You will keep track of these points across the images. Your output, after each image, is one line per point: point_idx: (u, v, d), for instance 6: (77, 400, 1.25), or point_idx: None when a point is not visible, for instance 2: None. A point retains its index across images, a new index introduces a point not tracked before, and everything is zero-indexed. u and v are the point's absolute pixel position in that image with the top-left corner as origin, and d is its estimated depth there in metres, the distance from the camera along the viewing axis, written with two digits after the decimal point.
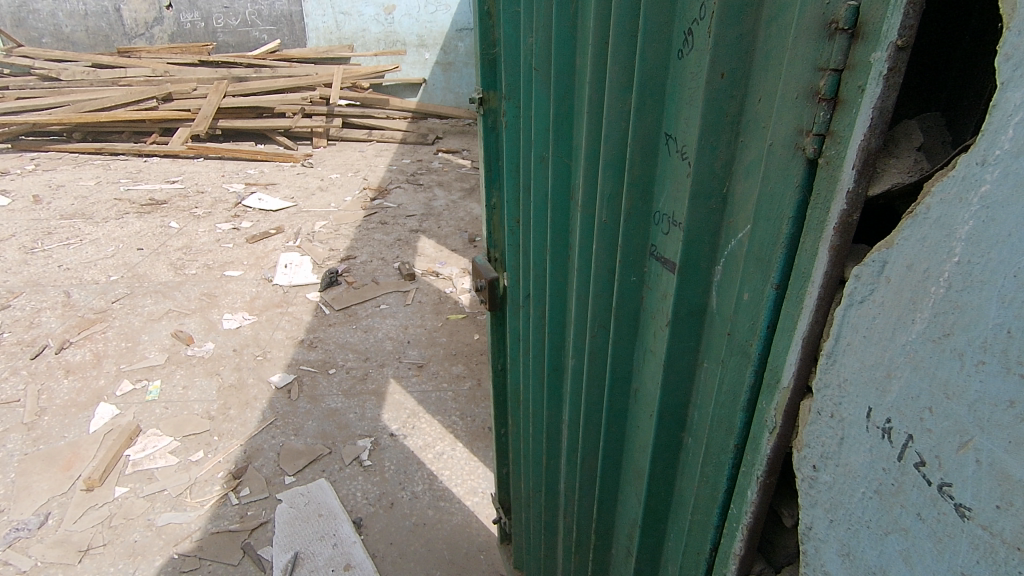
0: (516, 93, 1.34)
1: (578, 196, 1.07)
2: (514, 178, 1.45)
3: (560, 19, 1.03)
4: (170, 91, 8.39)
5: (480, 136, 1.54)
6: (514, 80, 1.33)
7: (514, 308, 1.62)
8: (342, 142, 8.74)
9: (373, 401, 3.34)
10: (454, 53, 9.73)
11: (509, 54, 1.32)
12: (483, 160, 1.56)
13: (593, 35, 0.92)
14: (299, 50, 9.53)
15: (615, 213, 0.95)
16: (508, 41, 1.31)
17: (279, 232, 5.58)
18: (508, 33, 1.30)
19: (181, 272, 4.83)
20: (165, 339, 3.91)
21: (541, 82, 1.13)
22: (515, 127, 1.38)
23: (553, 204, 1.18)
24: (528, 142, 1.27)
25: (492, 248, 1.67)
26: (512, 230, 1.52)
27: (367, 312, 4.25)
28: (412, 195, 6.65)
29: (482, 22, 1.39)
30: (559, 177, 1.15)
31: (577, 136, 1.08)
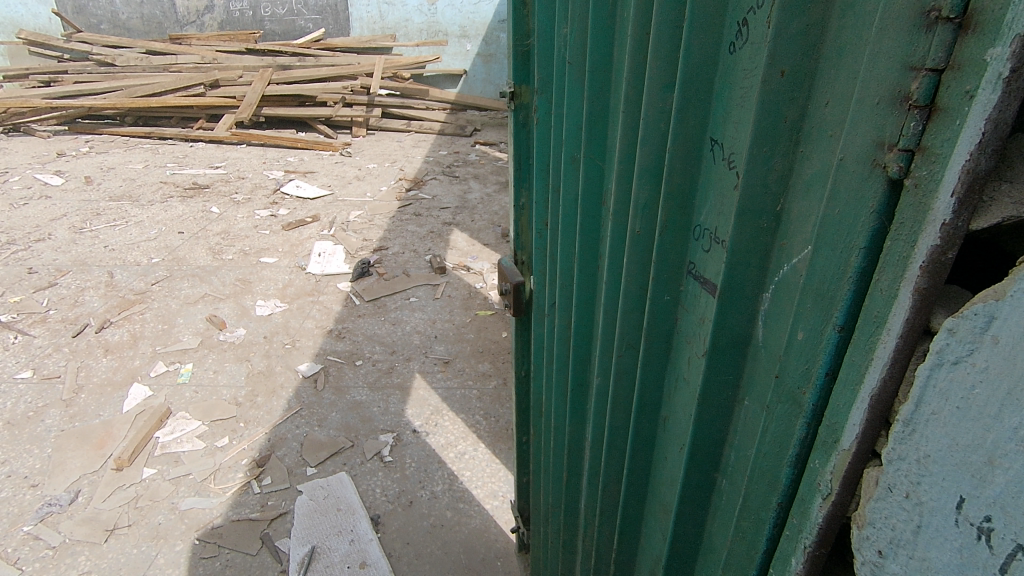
0: (548, 88, 1.26)
1: (611, 204, 0.98)
2: (544, 179, 1.36)
3: (597, 9, 0.93)
4: (218, 78, 8.58)
5: (511, 133, 1.46)
6: (547, 76, 1.24)
7: (539, 314, 1.54)
8: (381, 132, 8.79)
9: (397, 395, 3.32)
10: (496, 44, 9.66)
11: (542, 46, 1.23)
12: (513, 158, 1.48)
13: (634, 26, 0.82)
14: (342, 39, 9.62)
15: (651, 225, 0.86)
16: (541, 29, 1.22)
17: (315, 221, 5.63)
18: (541, 22, 1.21)
19: (219, 257, 4.92)
20: (200, 323, 3.98)
21: (575, 76, 1.04)
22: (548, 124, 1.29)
23: (583, 209, 1.09)
24: (559, 142, 1.19)
25: (519, 251, 1.60)
26: (540, 233, 1.43)
27: (396, 305, 4.24)
28: (447, 187, 6.63)
29: (516, 11, 1.31)
30: (590, 181, 1.06)
31: (612, 137, 0.99)
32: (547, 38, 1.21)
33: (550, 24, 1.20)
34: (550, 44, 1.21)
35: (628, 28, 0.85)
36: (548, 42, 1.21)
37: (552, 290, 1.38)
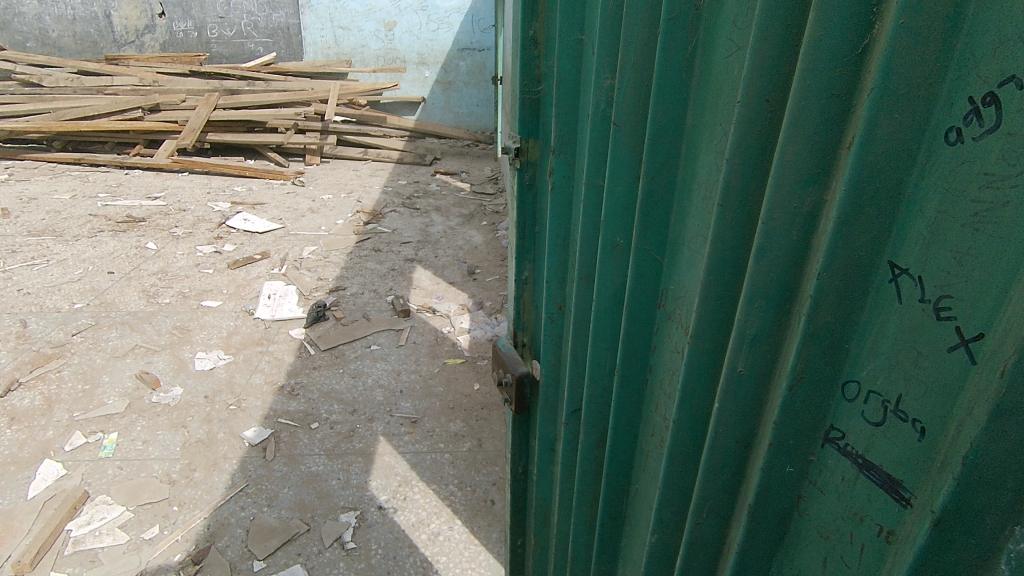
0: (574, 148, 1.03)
1: (685, 318, 0.75)
2: (559, 256, 1.12)
3: (665, 61, 0.71)
4: (158, 101, 8.03)
5: (511, 196, 1.22)
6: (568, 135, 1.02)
7: (551, 415, 1.27)
8: (336, 160, 8.43)
9: (360, 464, 2.96)
10: (455, 72, 9.50)
11: (564, 99, 1.00)
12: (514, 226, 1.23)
13: (748, 90, 0.61)
14: (295, 63, 9.25)
15: (770, 360, 0.63)
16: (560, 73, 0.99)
17: (265, 258, 5.20)
18: (563, 66, 0.99)
19: (154, 301, 4.42)
20: (128, 381, 3.50)
21: (622, 141, 0.81)
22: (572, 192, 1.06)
23: (630, 313, 0.85)
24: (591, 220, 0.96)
25: (520, 330, 1.34)
26: (550, 322, 1.17)
27: (356, 354, 3.87)
28: (408, 220, 6.32)
29: (526, 52, 1.10)
30: (643, 277, 0.82)
31: (677, 226, 0.76)
32: (573, 86, 0.99)
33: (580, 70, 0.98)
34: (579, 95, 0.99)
35: (733, 93, 0.64)
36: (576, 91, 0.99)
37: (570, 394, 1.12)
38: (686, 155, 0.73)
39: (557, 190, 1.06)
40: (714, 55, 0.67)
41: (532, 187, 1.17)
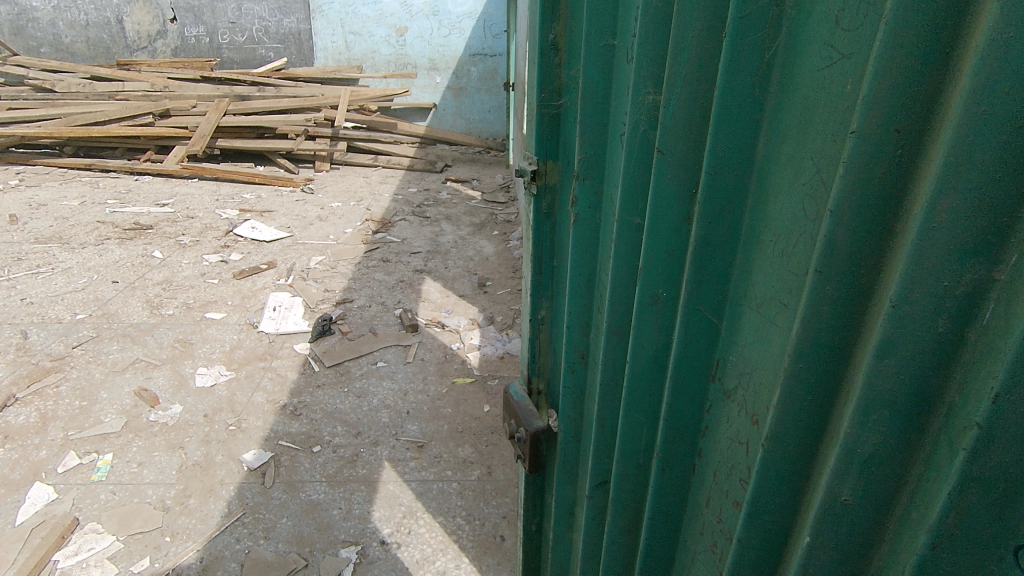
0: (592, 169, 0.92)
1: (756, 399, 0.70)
2: (580, 296, 1.00)
3: (729, 87, 0.67)
4: (169, 107, 7.99)
5: (527, 224, 1.08)
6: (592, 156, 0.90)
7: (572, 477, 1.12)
8: (346, 166, 8.34)
9: (362, 492, 2.82)
10: (467, 78, 9.42)
11: (588, 113, 0.89)
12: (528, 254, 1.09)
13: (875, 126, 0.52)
14: (306, 69, 9.20)
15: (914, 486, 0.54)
16: (587, 83, 0.88)
17: (271, 267, 5.10)
18: (589, 78, 0.87)
19: (157, 312, 4.31)
20: (126, 397, 3.38)
21: (669, 175, 0.76)
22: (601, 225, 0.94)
23: (677, 375, 0.81)
24: (621, 258, 0.87)
25: (534, 376, 1.19)
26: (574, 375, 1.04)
27: (361, 371, 3.74)
28: (417, 229, 6.20)
29: (543, 57, 0.95)
30: (700, 338, 0.78)
31: (746, 283, 0.71)
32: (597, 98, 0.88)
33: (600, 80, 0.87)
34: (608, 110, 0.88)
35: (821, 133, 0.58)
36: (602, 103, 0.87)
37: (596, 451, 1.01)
38: (754, 195, 0.68)
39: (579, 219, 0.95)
40: (791, 89, 0.62)
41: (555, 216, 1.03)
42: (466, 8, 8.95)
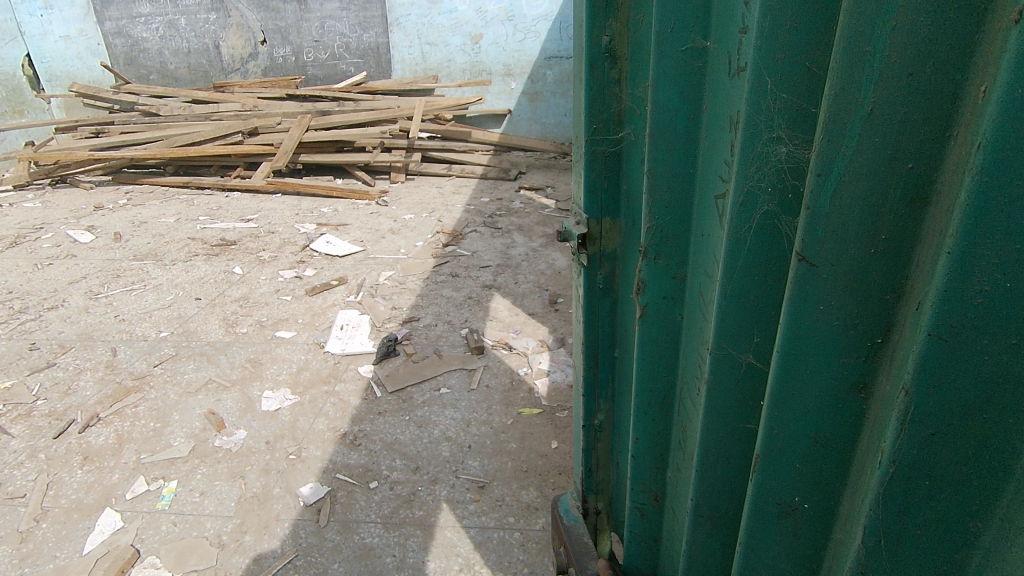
0: (740, 241, 0.87)
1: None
2: (662, 326, 1.15)
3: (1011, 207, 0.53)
4: (257, 125, 8.36)
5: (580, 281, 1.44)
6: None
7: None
8: (421, 176, 8.35)
9: (418, 538, 2.62)
10: (542, 82, 9.19)
11: (665, 148, 1.00)
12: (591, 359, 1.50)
13: None
14: (384, 82, 9.36)
15: None
16: (659, 111, 0.99)
17: (342, 284, 5.08)
18: (663, 102, 0.97)
19: (232, 330, 4.38)
20: (196, 420, 3.40)
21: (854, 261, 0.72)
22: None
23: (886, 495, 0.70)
24: (817, 351, 0.79)
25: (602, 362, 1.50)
26: (640, 496, 1.35)
27: (424, 398, 3.56)
28: (488, 241, 6.02)
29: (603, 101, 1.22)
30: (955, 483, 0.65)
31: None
32: (751, 160, 0.81)
33: (752, 132, 0.80)
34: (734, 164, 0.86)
35: None
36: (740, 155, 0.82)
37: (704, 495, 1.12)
38: None
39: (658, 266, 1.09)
40: None
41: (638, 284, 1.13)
42: (541, 10, 8.72)
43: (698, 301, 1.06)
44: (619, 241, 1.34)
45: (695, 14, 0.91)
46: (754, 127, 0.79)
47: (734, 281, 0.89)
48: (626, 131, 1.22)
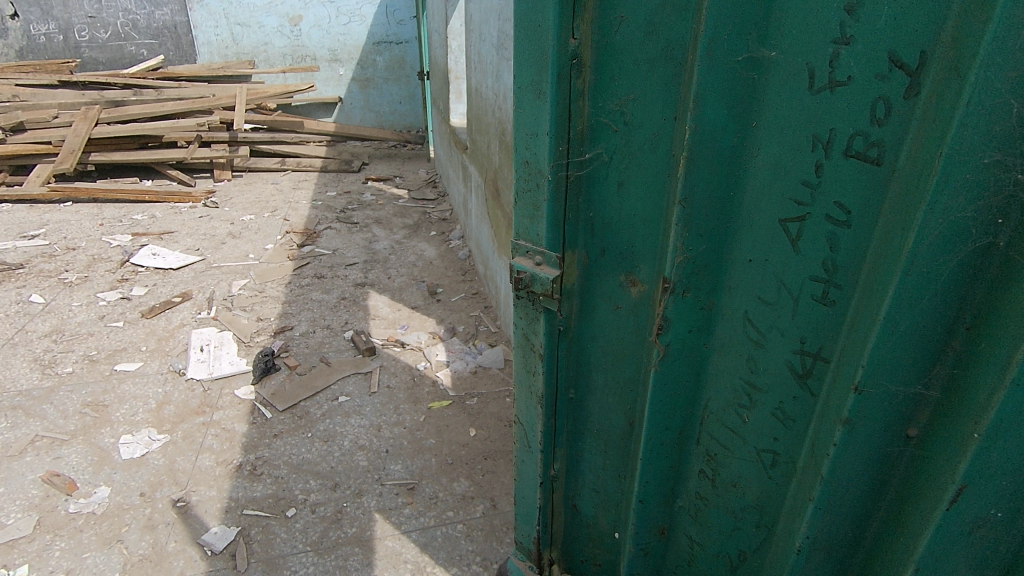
0: (934, 272, 0.83)
1: None
2: (685, 358, 1.24)
3: None
4: (22, 120, 6.77)
5: (541, 325, 1.45)
6: (632, 215, 1.26)
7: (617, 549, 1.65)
8: (250, 172, 7.56)
9: (358, 556, 2.46)
10: (373, 68, 8.84)
11: (707, 170, 1.07)
12: (547, 406, 1.55)
13: None
14: (188, 67, 8.22)
15: None
16: (702, 130, 1.04)
17: (186, 299, 4.43)
18: (710, 118, 1.04)
19: (51, 371, 3.58)
20: (32, 488, 2.74)
21: None
22: (652, 255, 1.26)
23: None
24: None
25: (568, 388, 1.54)
26: (647, 537, 1.47)
27: (323, 411, 3.30)
28: (347, 237, 5.69)
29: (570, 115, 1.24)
30: None
31: None
32: (959, 191, 0.78)
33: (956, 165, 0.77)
34: (920, 189, 0.81)
35: None
36: (909, 181, 0.84)
37: (744, 534, 1.31)
38: None
39: (689, 299, 1.17)
40: None
41: (662, 323, 1.20)
42: None
43: (734, 320, 1.17)
44: (578, 278, 1.39)
45: (754, 20, 0.97)
46: (965, 153, 0.76)
47: (907, 316, 0.86)
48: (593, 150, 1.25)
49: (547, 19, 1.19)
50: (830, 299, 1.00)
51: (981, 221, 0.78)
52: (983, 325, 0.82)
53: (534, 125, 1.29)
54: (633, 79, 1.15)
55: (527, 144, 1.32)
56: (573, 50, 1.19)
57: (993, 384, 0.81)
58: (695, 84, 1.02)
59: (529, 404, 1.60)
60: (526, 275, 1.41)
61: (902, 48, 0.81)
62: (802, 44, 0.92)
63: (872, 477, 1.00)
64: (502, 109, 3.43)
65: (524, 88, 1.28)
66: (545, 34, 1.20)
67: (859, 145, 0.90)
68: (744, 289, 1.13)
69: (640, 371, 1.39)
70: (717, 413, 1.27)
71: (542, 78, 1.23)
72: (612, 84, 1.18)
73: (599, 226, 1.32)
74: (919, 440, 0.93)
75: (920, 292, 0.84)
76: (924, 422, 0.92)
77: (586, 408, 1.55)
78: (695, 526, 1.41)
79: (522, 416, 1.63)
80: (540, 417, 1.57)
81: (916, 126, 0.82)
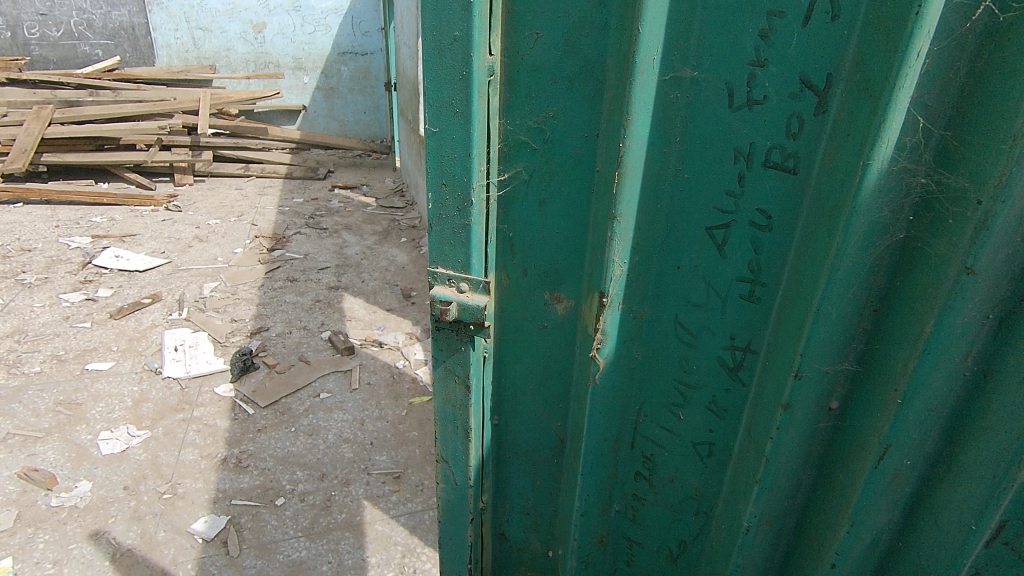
0: (858, 263, 0.84)
1: None
2: (620, 374, 1.12)
3: None
4: None
5: (467, 364, 1.19)
6: (553, 233, 1.10)
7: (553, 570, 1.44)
8: (213, 178, 7.47)
9: (349, 539, 2.55)
10: (337, 78, 8.89)
11: (639, 181, 0.97)
12: (475, 438, 1.28)
13: None
14: (146, 69, 8.06)
15: None
16: (634, 147, 0.94)
17: (156, 301, 4.39)
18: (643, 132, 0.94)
19: (18, 371, 3.51)
20: (8, 484, 2.71)
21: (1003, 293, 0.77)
22: (580, 269, 1.11)
23: None
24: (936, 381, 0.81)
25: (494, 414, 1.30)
26: (587, 549, 1.31)
27: (305, 407, 3.37)
28: (317, 242, 5.74)
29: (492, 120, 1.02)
30: None
31: None
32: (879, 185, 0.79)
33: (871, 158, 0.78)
34: (845, 179, 0.81)
35: None
36: (828, 186, 0.84)
37: (682, 525, 1.24)
38: None
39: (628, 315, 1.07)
40: None
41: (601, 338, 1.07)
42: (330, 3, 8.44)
43: (663, 326, 1.09)
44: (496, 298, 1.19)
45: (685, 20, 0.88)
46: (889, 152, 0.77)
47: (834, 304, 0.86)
48: (518, 166, 1.06)
49: (469, 33, 0.93)
50: (756, 297, 0.98)
51: (896, 214, 0.81)
52: (890, 306, 0.85)
53: (455, 153, 1.02)
54: (556, 92, 0.99)
55: (444, 167, 1.04)
56: (491, 65, 0.98)
57: (906, 356, 0.83)
58: (627, 104, 0.91)
59: (456, 443, 1.29)
60: (450, 307, 1.13)
61: (809, 70, 0.82)
62: (719, 60, 0.88)
63: (802, 451, 0.99)
64: None
65: (432, 104, 1.00)
66: (457, 47, 0.95)
67: (776, 156, 0.89)
68: (671, 297, 1.06)
69: (570, 386, 1.22)
70: (651, 415, 1.17)
71: (461, 96, 0.98)
72: (526, 99, 1.01)
73: (515, 244, 1.13)
74: (840, 411, 0.95)
75: (848, 281, 0.85)
76: (841, 393, 0.94)
77: (511, 431, 1.33)
78: (641, 531, 1.29)
79: (445, 452, 1.32)
80: (472, 450, 1.28)
81: (831, 137, 0.83)
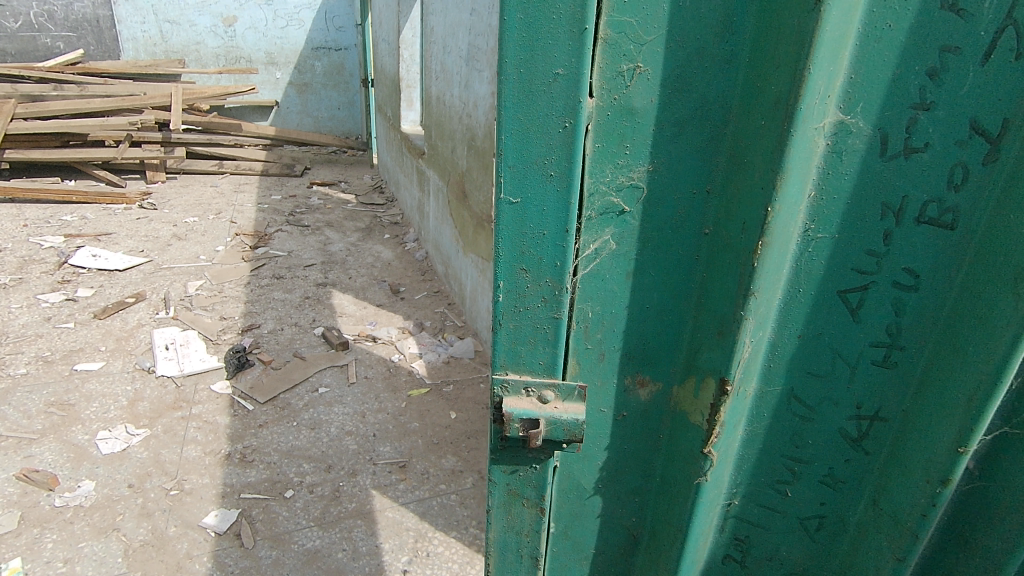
0: None
1: None
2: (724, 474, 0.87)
3: None
4: None
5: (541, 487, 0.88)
6: (643, 315, 0.80)
7: None
8: (185, 175, 7.32)
9: (362, 527, 2.61)
10: (310, 73, 8.79)
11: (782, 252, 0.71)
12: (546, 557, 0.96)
13: None
14: (111, 62, 7.82)
15: None
16: (783, 213, 0.68)
17: (140, 300, 4.32)
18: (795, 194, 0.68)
19: (3, 373, 3.43)
20: (8, 486, 2.67)
21: None
22: (678, 345, 0.83)
23: None
24: None
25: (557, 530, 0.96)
26: None
27: (305, 402, 3.39)
28: (300, 240, 5.71)
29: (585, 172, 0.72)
30: None
31: None
32: None
33: None
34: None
35: None
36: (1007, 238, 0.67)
37: None
38: None
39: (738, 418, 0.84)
40: None
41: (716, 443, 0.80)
42: None
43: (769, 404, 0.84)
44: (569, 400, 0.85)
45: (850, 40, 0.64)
46: None
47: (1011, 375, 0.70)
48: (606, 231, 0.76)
49: (575, 70, 0.66)
50: (891, 362, 0.79)
51: None
52: None
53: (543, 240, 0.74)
54: (659, 144, 0.71)
55: (525, 252, 0.74)
56: (590, 110, 0.69)
57: None
58: (784, 160, 0.66)
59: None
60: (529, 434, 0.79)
61: (983, 114, 0.66)
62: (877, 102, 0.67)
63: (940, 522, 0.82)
64: (472, 117, 3.73)
65: (510, 167, 0.70)
66: (560, 96, 0.67)
67: (932, 210, 0.71)
68: (784, 368, 0.81)
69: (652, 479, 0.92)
70: (746, 495, 0.91)
71: (557, 155, 0.70)
72: (618, 150, 0.71)
73: (594, 325, 0.81)
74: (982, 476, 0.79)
75: None
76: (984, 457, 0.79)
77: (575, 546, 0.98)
78: None
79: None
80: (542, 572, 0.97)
81: (1007, 188, 0.67)
